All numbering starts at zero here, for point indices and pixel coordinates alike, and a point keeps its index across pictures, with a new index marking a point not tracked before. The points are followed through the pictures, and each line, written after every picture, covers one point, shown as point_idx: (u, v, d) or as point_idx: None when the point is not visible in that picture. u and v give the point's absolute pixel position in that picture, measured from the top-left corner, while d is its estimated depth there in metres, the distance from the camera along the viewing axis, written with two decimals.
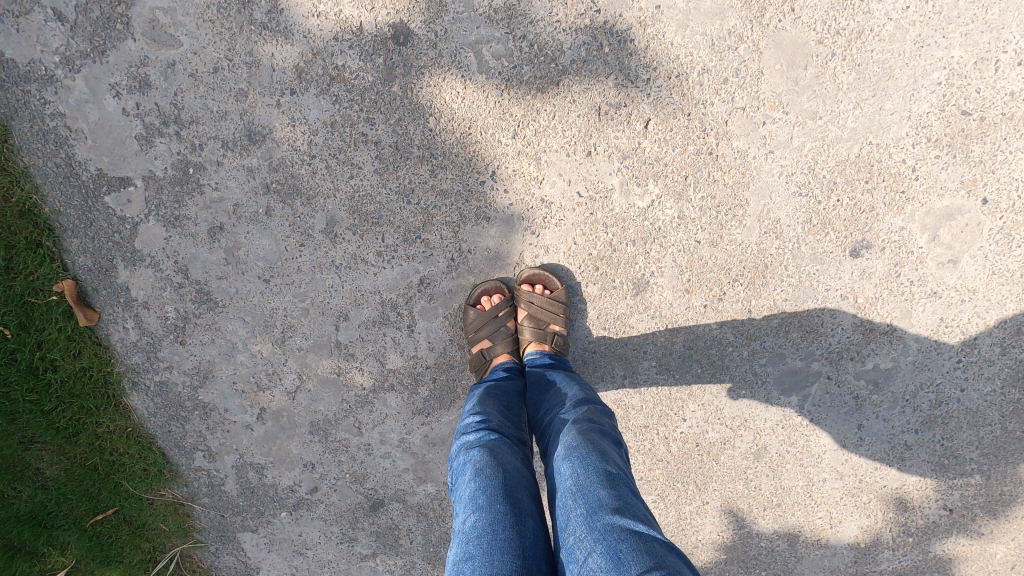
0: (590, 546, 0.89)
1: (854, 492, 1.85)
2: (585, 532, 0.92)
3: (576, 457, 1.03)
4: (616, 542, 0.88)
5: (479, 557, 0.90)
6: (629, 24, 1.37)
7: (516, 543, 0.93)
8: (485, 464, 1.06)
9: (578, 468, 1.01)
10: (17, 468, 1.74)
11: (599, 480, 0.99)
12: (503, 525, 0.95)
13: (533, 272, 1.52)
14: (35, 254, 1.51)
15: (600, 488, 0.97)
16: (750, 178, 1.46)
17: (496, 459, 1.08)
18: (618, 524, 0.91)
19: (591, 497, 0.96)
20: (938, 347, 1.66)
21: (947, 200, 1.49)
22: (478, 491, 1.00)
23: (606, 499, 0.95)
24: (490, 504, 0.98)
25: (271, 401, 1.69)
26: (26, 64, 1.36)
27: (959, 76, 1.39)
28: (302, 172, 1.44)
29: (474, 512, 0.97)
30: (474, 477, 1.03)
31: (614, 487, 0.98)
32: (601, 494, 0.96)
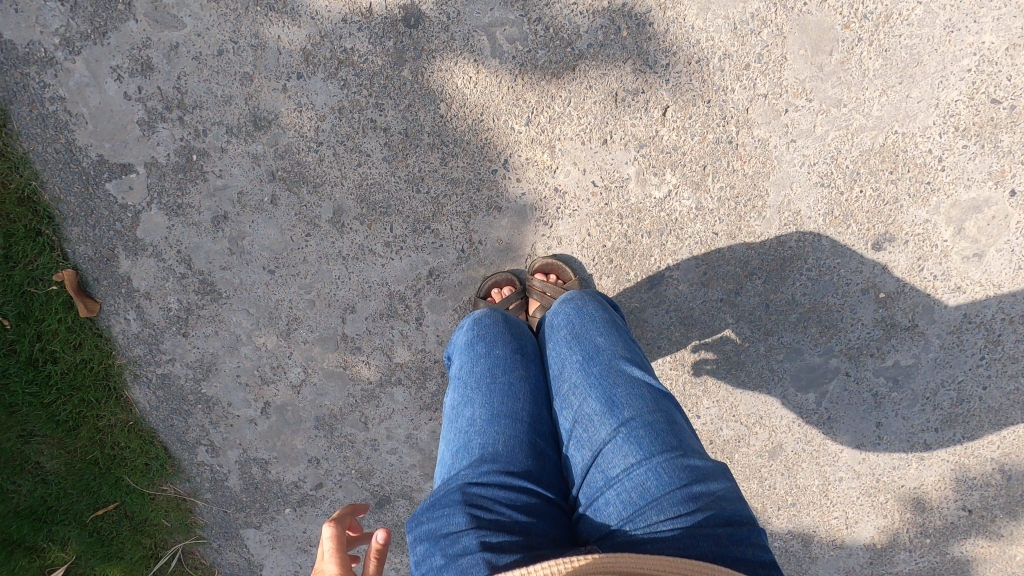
0: (585, 393, 0.94)
1: (871, 492, 1.81)
2: (584, 377, 0.97)
3: (578, 312, 1.11)
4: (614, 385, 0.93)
5: (479, 401, 0.94)
6: (647, 7, 1.32)
7: (514, 387, 0.97)
8: (489, 319, 1.12)
9: (580, 322, 1.08)
10: (16, 462, 1.71)
11: (598, 335, 1.03)
12: (504, 370, 0.99)
13: (547, 262, 1.47)
14: (34, 243, 1.47)
15: (600, 336, 1.05)
16: (770, 168, 1.42)
17: (497, 314, 1.13)
18: (615, 371, 0.95)
19: (589, 345, 1.02)
20: (961, 344, 1.61)
21: (974, 192, 1.45)
22: (481, 339, 1.06)
23: (604, 345, 1.02)
24: (490, 350, 1.04)
25: (275, 395, 1.65)
26: (25, 45, 1.31)
27: (989, 62, 1.34)
28: (308, 159, 1.40)
29: (475, 360, 1.02)
30: (475, 329, 1.09)
31: (612, 343, 1.02)
32: (600, 348, 1.00)
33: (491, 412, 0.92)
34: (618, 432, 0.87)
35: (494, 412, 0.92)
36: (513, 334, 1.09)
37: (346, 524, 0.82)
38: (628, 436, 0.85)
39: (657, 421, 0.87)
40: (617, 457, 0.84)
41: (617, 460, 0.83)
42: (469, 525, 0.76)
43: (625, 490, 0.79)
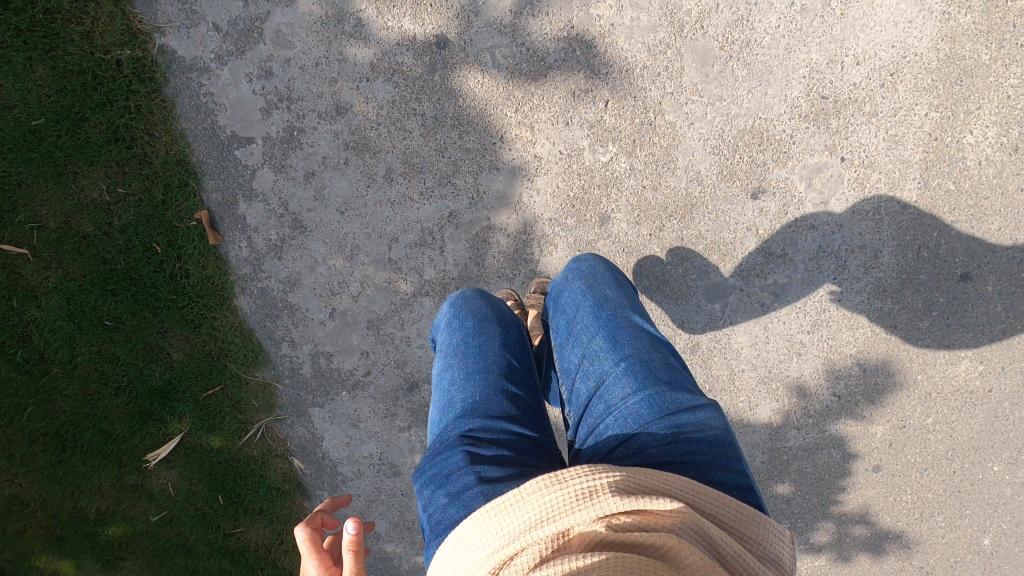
0: (590, 346, 1.45)
1: (766, 381, 2.51)
2: (592, 338, 1.46)
3: (586, 295, 1.60)
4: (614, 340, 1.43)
5: (474, 360, 1.40)
6: (593, 35, 2.03)
7: (489, 351, 1.45)
8: (484, 310, 1.58)
9: (588, 302, 1.57)
10: (154, 351, 2.41)
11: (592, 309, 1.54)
12: (486, 345, 1.46)
13: (539, 279, 2.23)
14: (183, 191, 2.18)
15: (603, 302, 1.56)
16: (678, 141, 2.13)
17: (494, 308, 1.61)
18: (608, 332, 1.47)
19: (595, 312, 1.52)
20: (819, 267, 2.32)
21: (816, 158, 2.16)
22: (457, 320, 1.53)
23: (607, 309, 1.53)
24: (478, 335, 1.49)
25: (340, 303, 2.35)
26: (191, 59, 2.03)
27: (817, 72, 2.05)
28: (371, 134, 2.11)
29: (458, 337, 1.50)
30: (464, 319, 1.54)
31: (602, 312, 1.53)
32: (594, 317, 1.52)
33: (469, 376, 1.38)
34: (614, 374, 1.36)
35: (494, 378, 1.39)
36: (510, 326, 1.57)
37: (315, 521, 1.13)
38: (621, 371, 1.35)
39: (646, 364, 1.36)
40: (617, 391, 1.33)
41: (614, 395, 1.33)
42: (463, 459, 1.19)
43: (621, 414, 1.28)
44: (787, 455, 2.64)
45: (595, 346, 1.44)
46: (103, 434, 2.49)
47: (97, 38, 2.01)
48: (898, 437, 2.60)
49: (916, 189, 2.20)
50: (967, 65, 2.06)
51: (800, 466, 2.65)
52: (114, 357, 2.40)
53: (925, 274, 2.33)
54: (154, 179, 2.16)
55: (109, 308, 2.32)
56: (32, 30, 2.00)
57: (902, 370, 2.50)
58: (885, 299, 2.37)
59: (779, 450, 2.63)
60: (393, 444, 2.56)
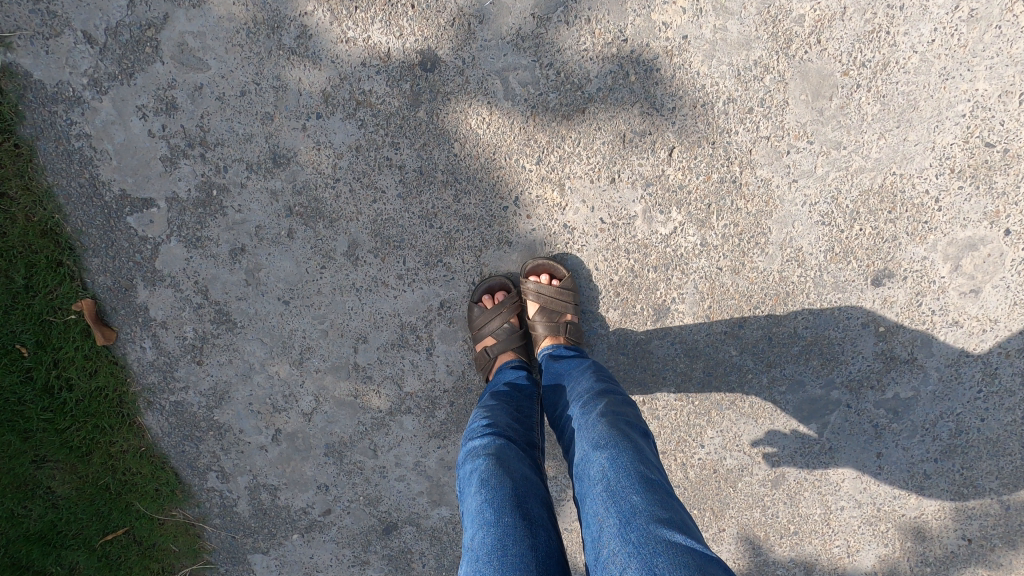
0: (625, 560, 0.89)
1: (871, 521, 1.83)
2: (619, 552, 0.90)
3: (605, 458, 1.03)
4: (650, 558, 0.87)
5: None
6: (655, 53, 1.36)
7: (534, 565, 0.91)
8: (502, 472, 1.04)
9: (605, 471, 1.01)
10: (28, 486, 1.72)
11: (630, 482, 0.99)
12: (519, 548, 0.93)
13: (537, 263, 1.48)
14: (55, 273, 1.50)
15: (629, 481, 0.99)
16: (773, 207, 1.47)
17: (509, 467, 1.06)
18: (657, 532, 0.90)
19: (624, 504, 0.96)
20: (959, 377, 1.65)
21: (970, 232, 1.49)
22: (483, 505, 0.99)
23: (639, 497, 0.96)
24: (499, 520, 0.97)
25: (286, 423, 1.68)
26: (53, 85, 1.35)
27: (983, 109, 1.39)
28: (325, 195, 1.44)
29: (486, 540, 0.94)
30: (480, 492, 1.01)
31: (645, 490, 0.97)
32: (632, 499, 0.96)
33: None
34: None
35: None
36: (527, 490, 1.03)
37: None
38: None
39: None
40: None
41: None
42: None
43: None
44: None
45: (632, 564, 0.87)
46: None
47: None
48: None
49: None
50: None
51: None
52: None
53: None
54: (12, 257, 1.49)
55: None
56: None
57: None
58: None
59: None
60: None
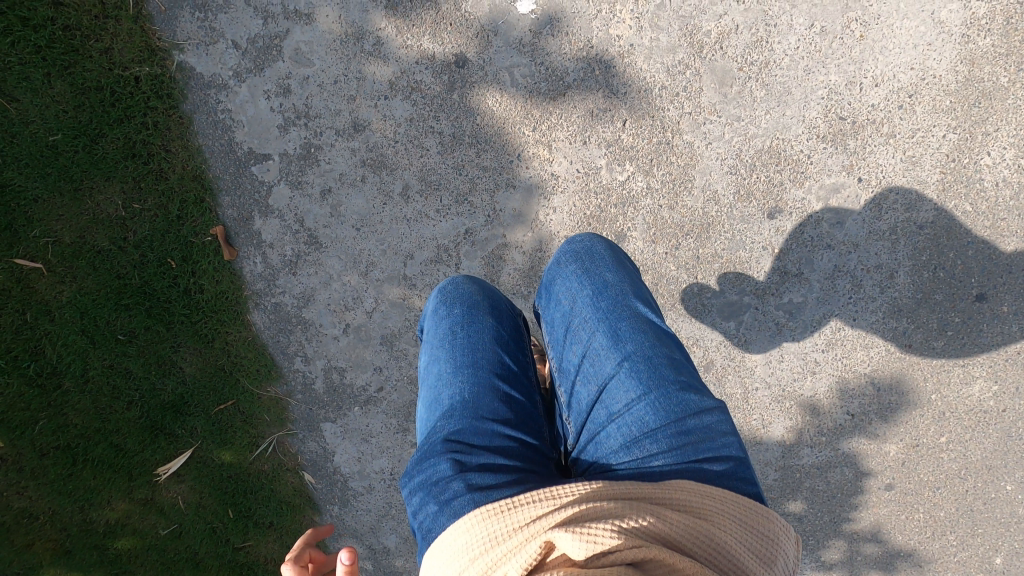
0: (590, 338, 1.37)
1: (779, 399, 2.50)
2: (587, 338, 1.38)
3: (578, 283, 1.49)
4: (611, 335, 1.35)
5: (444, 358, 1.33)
6: (612, 56, 2.01)
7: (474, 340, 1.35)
8: (469, 291, 1.48)
9: (580, 292, 1.47)
10: (166, 366, 2.39)
11: (594, 295, 1.45)
12: (467, 330, 1.38)
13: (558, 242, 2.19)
14: (199, 207, 2.17)
15: (597, 285, 1.46)
16: (696, 161, 2.13)
17: (471, 287, 1.51)
18: (613, 324, 1.37)
19: (595, 306, 1.41)
20: (835, 286, 2.32)
21: (833, 179, 2.15)
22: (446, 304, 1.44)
23: (608, 297, 1.43)
24: (450, 313, 1.42)
25: (354, 319, 2.34)
26: (209, 76, 2.02)
27: (835, 93, 2.05)
28: (388, 152, 2.10)
29: (444, 328, 1.39)
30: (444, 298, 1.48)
31: (607, 301, 1.43)
32: (599, 304, 1.42)
33: (455, 369, 1.30)
34: (615, 377, 1.29)
35: (483, 376, 1.29)
36: (502, 315, 1.45)
37: (302, 558, 1.13)
38: (626, 375, 1.27)
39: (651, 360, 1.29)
40: (617, 395, 1.26)
41: (616, 400, 1.26)
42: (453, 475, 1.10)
43: (624, 423, 1.21)
44: (800, 474, 2.60)
45: (597, 340, 1.36)
46: (114, 448, 2.47)
47: (116, 54, 2.01)
48: (912, 456, 2.55)
49: (933, 210, 2.19)
50: (986, 87, 2.05)
51: (812, 484, 2.61)
52: (126, 371, 2.38)
53: (941, 294, 2.32)
54: (171, 195, 2.15)
55: (122, 323, 2.30)
56: (51, 47, 2.01)
57: (916, 388, 2.47)
58: (900, 318, 2.36)
59: (792, 468, 2.60)
60: (404, 460, 2.52)
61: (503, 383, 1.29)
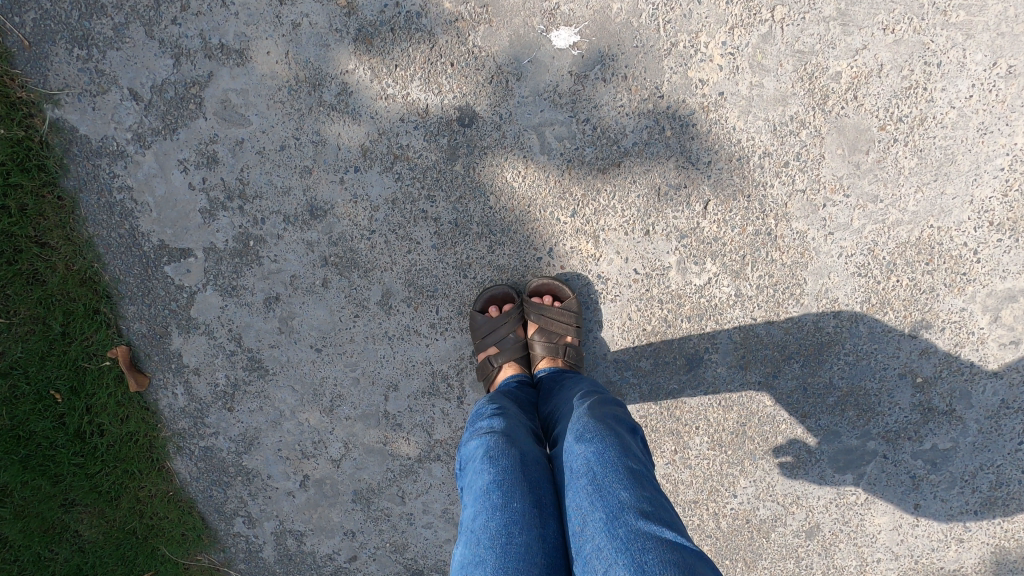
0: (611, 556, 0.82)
1: (909, 574, 1.78)
2: (606, 542, 0.84)
3: (594, 444, 0.97)
4: (639, 555, 0.81)
5: (489, 566, 0.84)
6: (691, 109, 1.36)
7: (526, 548, 0.87)
8: (508, 458, 0.97)
9: (595, 461, 0.94)
10: (55, 530, 1.71)
11: (619, 474, 0.92)
12: (516, 526, 0.89)
13: (542, 282, 1.45)
14: (92, 320, 1.52)
15: (617, 490, 0.89)
16: (809, 259, 1.45)
17: (511, 450, 0.99)
18: (645, 528, 0.84)
19: (609, 504, 0.88)
20: (999, 428, 1.62)
21: (1009, 283, 1.47)
22: (488, 473, 0.95)
23: (626, 505, 0.87)
24: (506, 503, 0.91)
25: (315, 469, 1.67)
26: (99, 139, 1.38)
27: (1021, 162, 1.38)
28: (360, 246, 1.45)
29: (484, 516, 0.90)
30: (486, 468, 0.95)
31: (635, 483, 0.91)
32: (620, 490, 0.90)
33: None
34: None
35: None
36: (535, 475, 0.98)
37: None
38: None
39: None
40: None
41: None
42: None
43: None
44: None
45: (622, 559, 0.81)
46: None
47: None
48: None
49: None
50: None
51: None
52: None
53: None
54: (50, 304, 1.50)
55: None
56: None
57: None
58: None
59: None
60: None
61: None
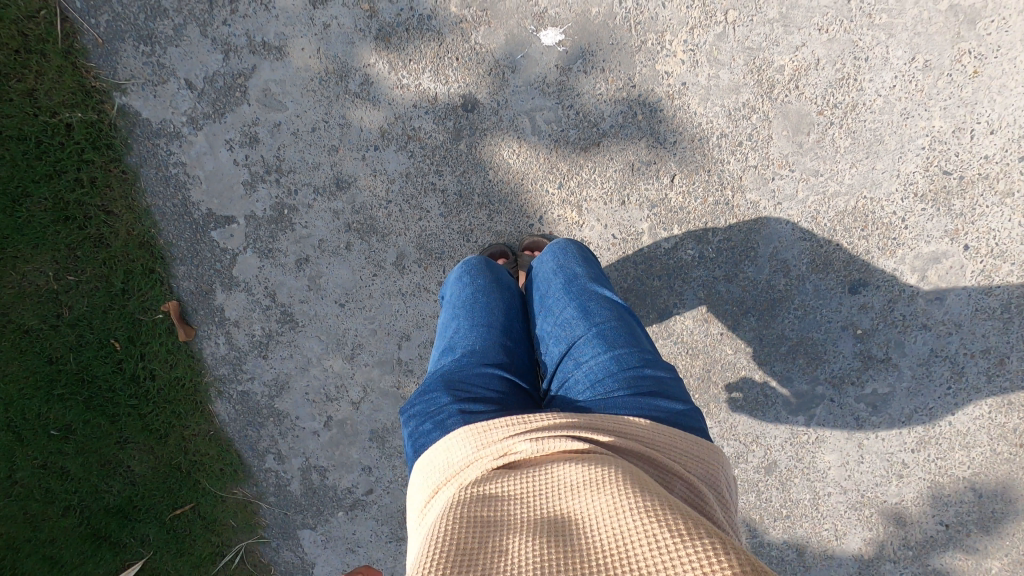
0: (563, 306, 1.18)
1: (857, 507, 2.03)
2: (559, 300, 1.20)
3: (556, 252, 1.34)
4: (582, 302, 1.17)
5: (465, 319, 1.19)
6: (658, 96, 1.61)
7: (495, 312, 1.22)
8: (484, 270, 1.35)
9: (555, 261, 1.31)
10: (110, 465, 1.97)
11: (573, 266, 1.29)
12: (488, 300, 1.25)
13: (534, 240, 1.67)
14: (148, 279, 1.77)
15: (570, 271, 1.27)
16: (761, 225, 1.70)
17: (487, 267, 1.36)
18: (588, 290, 1.20)
19: (565, 277, 1.24)
20: (930, 375, 1.87)
21: (933, 246, 1.72)
22: (468, 274, 1.32)
23: (577, 277, 1.25)
24: (480, 289, 1.28)
25: (337, 411, 1.92)
26: (158, 122, 1.63)
27: (939, 142, 1.63)
28: (379, 214, 1.70)
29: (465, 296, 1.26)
30: (466, 272, 1.34)
31: (584, 270, 1.28)
32: (572, 274, 1.26)
33: (474, 327, 1.17)
34: (583, 336, 1.10)
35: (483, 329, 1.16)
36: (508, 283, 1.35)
37: None
38: (594, 333, 1.08)
39: (616, 324, 1.10)
40: (584, 349, 1.07)
41: (584, 352, 1.07)
42: (452, 394, 0.98)
43: (589, 369, 1.02)
44: None
45: (570, 306, 1.17)
46: (47, 561, 2.02)
47: (42, 96, 1.61)
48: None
49: None
50: None
51: None
52: (62, 472, 1.96)
53: None
54: (113, 265, 1.76)
55: (56, 416, 1.89)
56: None
57: None
58: (1010, 413, 1.91)
59: None
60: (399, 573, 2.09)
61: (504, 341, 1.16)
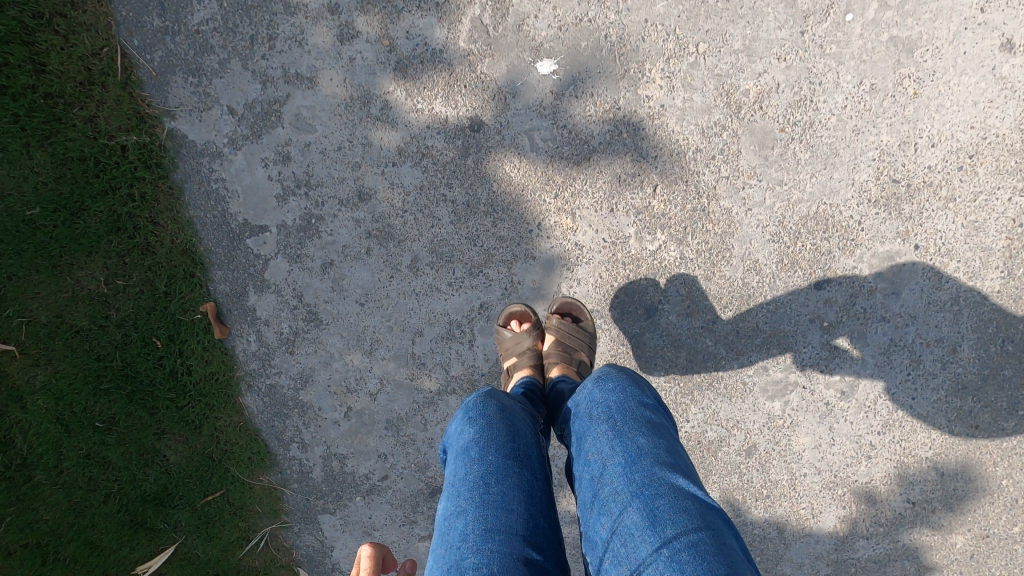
0: (624, 501, 1.09)
1: (830, 486, 2.21)
2: (620, 495, 1.10)
3: (604, 424, 1.22)
4: (651, 501, 1.07)
5: (470, 515, 1.09)
6: (641, 117, 1.85)
7: (507, 499, 1.12)
8: (496, 434, 1.23)
9: (608, 436, 1.20)
10: (148, 454, 2.15)
11: (627, 443, 1.17)
12: (499, 480, 1.15)
13: (557, 302, 1.93)
14: (188, 282, 1.98)
15: (632, 442, 1.17)
16: (734, 229, 1.93)
17: (501, 421, 1.26)
18: (654, 478, 1.10)
19: (628, 457, 1.14)
20: (891, 362, 2.08)
21: (887, 246, 1.95)
22: (477, 442, 1.20)
23: (641, 451, 1.15)
24: (492, 465, 1.17)
25: (356, 402, 2.11)
26: (202, 143, 1.87)
27: (887, 154, 1.87)
28: (396, 222, 1.92)
29: (473, 473, 1.16)
30: (475, 441, 1.21)
31: (640, 453, 1.15)
32: (633, 460, 1.14)
33: (485, 531, 1.07)
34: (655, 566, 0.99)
35: (502, 534, 1.06)
36: (532, 450, 1.25)
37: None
38: (672, 561, 0.99)
39: (692, 548, 1.00)
40: None
41: None
42: None
43: None
44: (855, 569, 2.27)
45: (634, 507, 1.07)
46: (88, 546, 2.17)
47: (102, 122, 1.85)
48: (982, 549, 2.23)
49: (999, 279, 1.97)
50: None
51: None
52: (105, 460, 2.14)
53: (1010, 370, 2.07)
54: (158, 269, 1.97)
55: (102, 408, 2.08)
56: (31, 114, 1.84)
57: (985, 474, 2.17)
58: (965, 397, 2.11)
59: (846, 563, 2.26)
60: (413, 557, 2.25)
61: (527, 548, 1.06)
